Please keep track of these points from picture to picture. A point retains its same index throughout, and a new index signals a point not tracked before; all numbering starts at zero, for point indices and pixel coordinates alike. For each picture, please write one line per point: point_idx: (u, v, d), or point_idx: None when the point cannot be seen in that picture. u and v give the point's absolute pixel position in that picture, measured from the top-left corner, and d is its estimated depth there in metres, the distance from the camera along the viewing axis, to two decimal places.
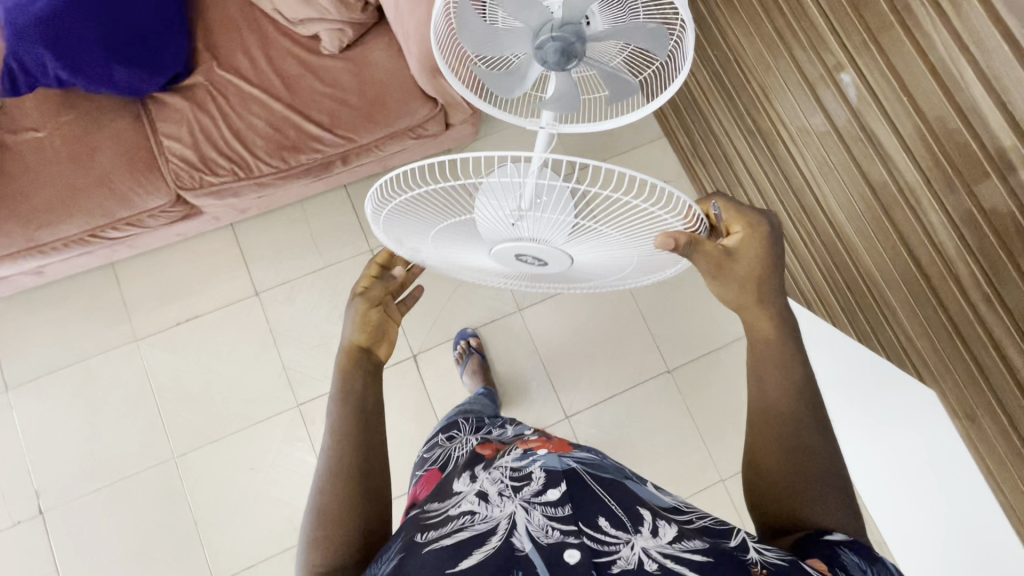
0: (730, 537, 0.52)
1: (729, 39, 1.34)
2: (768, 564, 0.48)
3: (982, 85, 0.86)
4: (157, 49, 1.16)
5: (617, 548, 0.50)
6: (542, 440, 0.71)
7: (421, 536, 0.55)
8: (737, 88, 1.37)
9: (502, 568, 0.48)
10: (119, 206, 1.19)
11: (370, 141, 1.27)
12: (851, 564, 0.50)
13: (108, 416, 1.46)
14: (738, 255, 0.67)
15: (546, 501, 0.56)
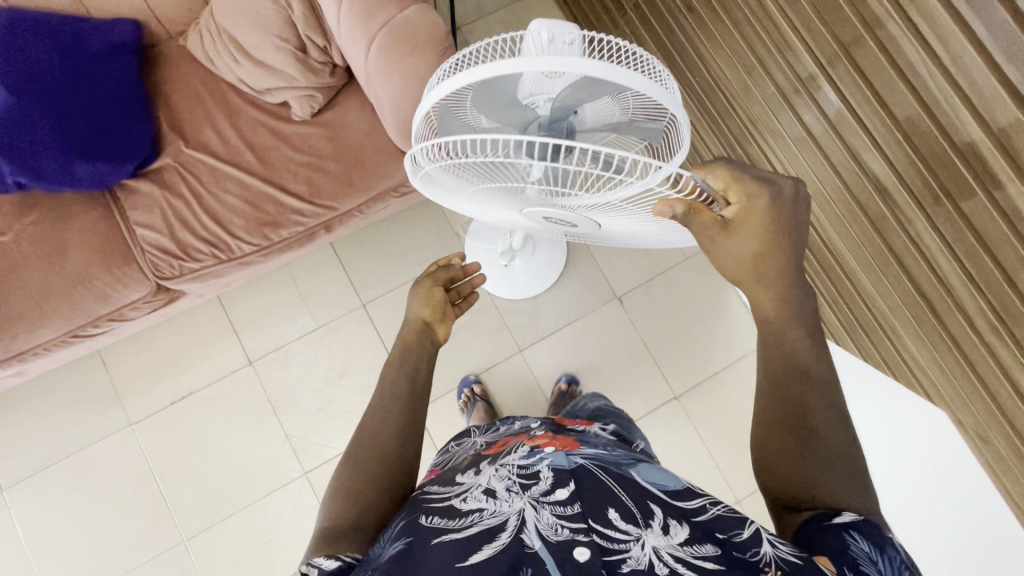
0: (743, 529, 0.49)
1: (707, 63, 1.29)
2: (785, 563, 0.45)
3: (974, 118, 0.82)
4: (119, 138, 1.10)
5: (627, 546, 0.48)
6: (551, 439, 0.68)
7: (429, 520, 0.54)
8: (721, 114, 1.33)
9: (512, 567, 0.46)
10: (97, 304, 1.14)
11: (352, 207, 1.22)
12: (862, 557, 0.46)
13: (112, 506, 1.42)
14: (735, 227, 0.60)
15: (555, 500, 0.54)
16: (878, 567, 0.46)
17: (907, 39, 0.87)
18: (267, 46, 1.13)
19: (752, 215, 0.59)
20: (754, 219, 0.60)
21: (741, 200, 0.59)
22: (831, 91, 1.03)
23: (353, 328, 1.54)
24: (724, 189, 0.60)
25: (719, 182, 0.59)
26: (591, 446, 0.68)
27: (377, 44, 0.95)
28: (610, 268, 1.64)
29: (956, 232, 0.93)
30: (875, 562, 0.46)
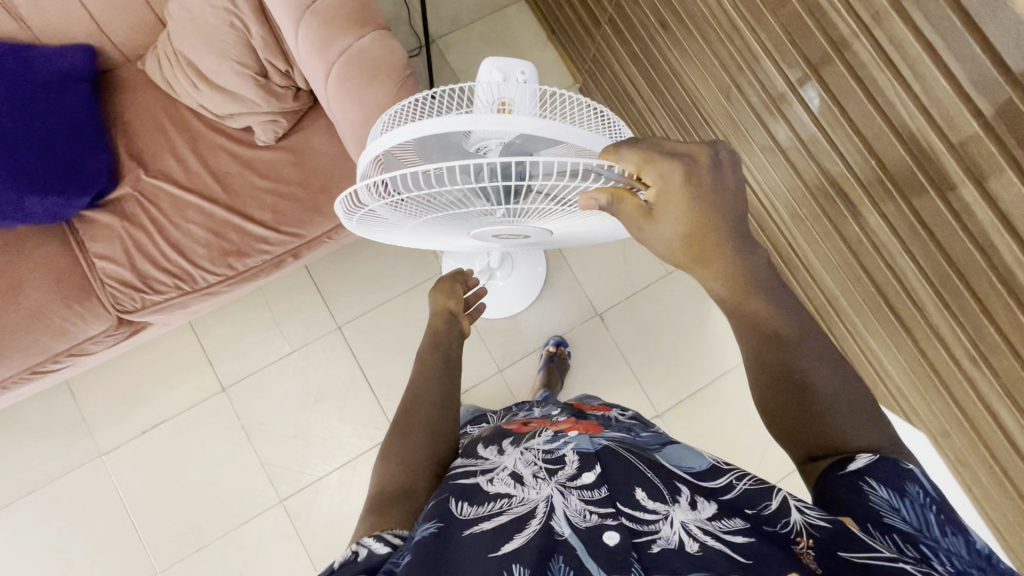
0: (771, 500, 0.50)
1: (680, 76, 1.26)
2: (815, 531, 0.46)
3: (947, 148, 0.80)
4: (73, 170, 1.08)
5: (656, 527, 0.49)
6: (574, 424, 0.74)
7: (461, 509, 0.56)
8: (695, 127, 1.30)
9: (543, 553, 0.48)
10: (56, 340, 1.11)
11: (320, 233, 1.18)
12: (883, 504, 0.50)
13: (82, 540, 1.39)
14: (658, 210, 0.58)
15: (582, 484, 0.57)
16: (901, 513, 0.49)
17: (877, 64, 0.84)
18: (226, 71, 1.09)
19: (672, 196, 0.57)
20: (674, 200, 0.57)
21: (657, 181, 0.56)
22: (806, 116, 1.00)
23: (329, 352, 1.51)
24: (637, 172, 0.56)
25: (630, 166, 0.56)
26: (613, 429, 0.73)
27: (335, 74, 0.93)
28: (590, 284, 1.62)
29: (931, 260, 0.91)
30: (898, 508, 0.49)
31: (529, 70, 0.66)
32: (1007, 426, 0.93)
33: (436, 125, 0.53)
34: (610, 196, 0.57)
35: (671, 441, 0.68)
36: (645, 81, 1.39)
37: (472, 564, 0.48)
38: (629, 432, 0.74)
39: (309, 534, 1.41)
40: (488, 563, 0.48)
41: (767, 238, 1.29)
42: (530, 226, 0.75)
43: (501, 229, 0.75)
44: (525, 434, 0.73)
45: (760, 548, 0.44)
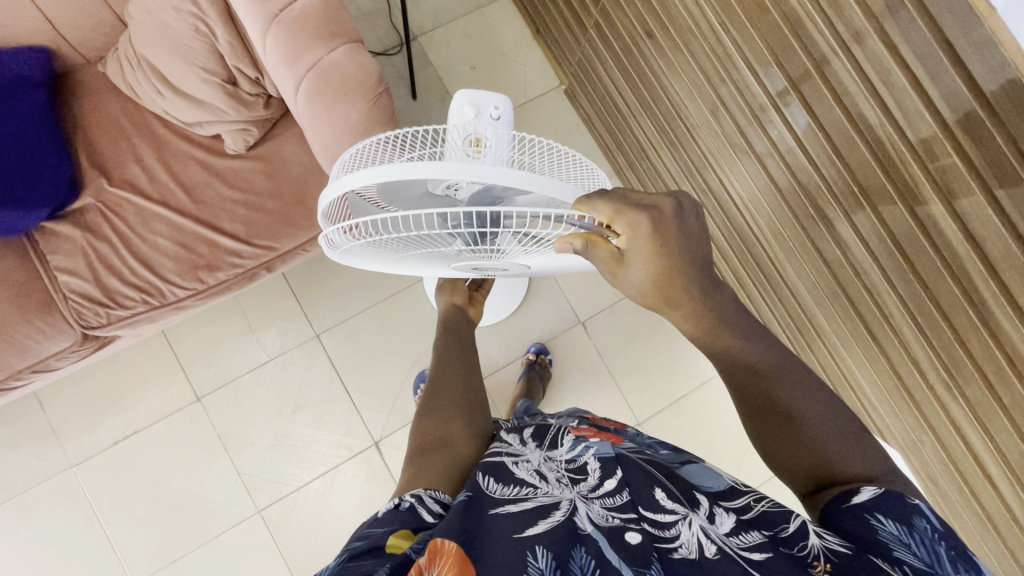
0: (788, 523, 0.49)
1: (660, 81, 1.24)
2: (832, 556, 0.45)
3: (923, 174, 0.79)
4: (31, 182, 1.05)
5: (676, 532, 0.50)
6: (595, 431, 0.70)
7: (490, 491, 0.55)
8: (674, 131, 1.27)
9: (566, 542, 0.47)
10: (17, 356, 1.07)
11: (293, 246, 1.14)
12: (891, 538, 0.47)
13: (53, 551, 1.37)
14: (630, 256, 0.56)
15: (604, 492, 0.55)
16: (912, 549, 0.46)
17: (859, 90, 0.83)
18: (191, 78, 1.04)
19: (642, 246, 0.55)
20: (645, 247, 0.55)
21: (627, 232, 0.54)
22: (784, 128, 0.99)
23: (307, 360, 1.48)
24: (609, 221, 0.55)
25: (602, 216, 0.54)
26: (637, 442, 0.70)
27: (305, 89, 0.89)
28: (573, 293, 1.60)
29: (908, 287, 0.90)
30: (908, 543, 0.47)
31: (503, 104, 0.67)
32: (979, 454, 0.93)
33: (406, 172, 0.52)
34: (585, 241, 0.56)
35: (689, 456, 0.67)
36: (629, 86, 1.36)
37: (499, 539, 0.47)
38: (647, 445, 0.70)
39: (287, 544, 1.40)
40: (513, 541, 0.47)
41: (750, 258, 1.26)
42: (508, 261, 0.72)
43: (480, 264, 0.73)
44: (547, 435, 0.70)
45: (778, 563, 0.45)
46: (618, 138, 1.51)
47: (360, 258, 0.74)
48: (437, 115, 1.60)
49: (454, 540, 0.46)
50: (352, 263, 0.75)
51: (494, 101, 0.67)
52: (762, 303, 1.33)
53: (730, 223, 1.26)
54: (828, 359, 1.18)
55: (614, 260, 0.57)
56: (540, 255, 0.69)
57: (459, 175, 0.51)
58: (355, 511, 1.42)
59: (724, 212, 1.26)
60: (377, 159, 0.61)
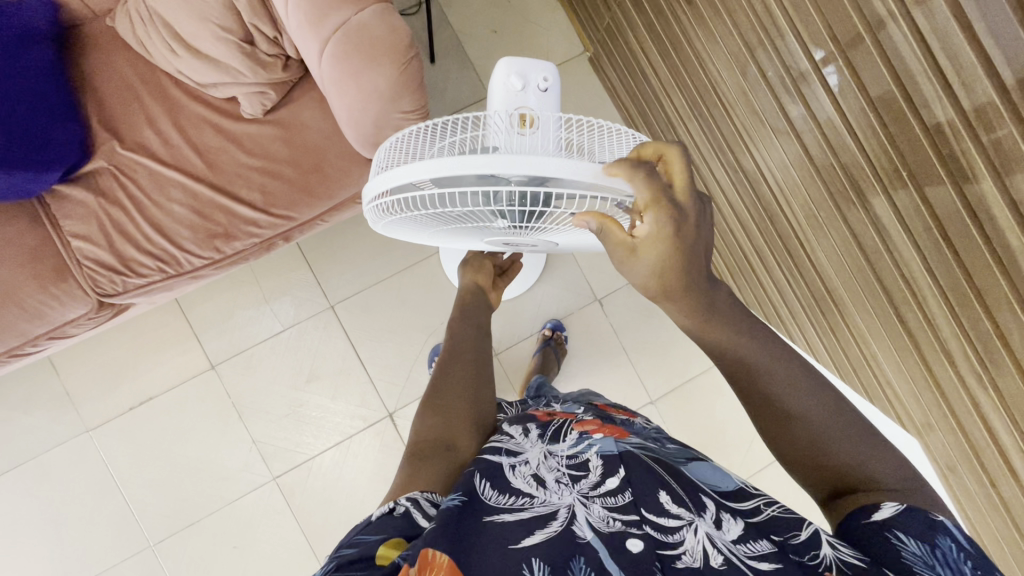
0: (800, 530, 0.47)
1: (693, 45, 1.17)
2: (845, 567, 0.43)
3: (978, 150, 0.72)
4: (41, 143, 1.02)
5: (681, 538, 0.46)
6: (599, 424, 0.66)
7: (485, 496, 0.52)
8: (703, 97, 1.20)
9: (562, 557, 0.44)
10: (31, 323, 1.05)
11: (312, 216, 1.10)
12: (917, 562, 0.43)
13: (73, 511, 1.39)
14: (643, 248, 0.52)
15: (605, 491, 0.52)
16: (937, 571, 0.43)
17: (918, 62, 0.75)
18: (207, 36, 1.00)
19: (659, 241, 0.51)
20: (663, 244, 0.51)
21: (654, 224, 0.51)
22: (825, 98, 0.91)
23: (322, 330, 1.47)
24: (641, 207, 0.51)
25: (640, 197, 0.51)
26: (641, 436, 0.66)
27: (332, 48, 0.85)
28: (591, 270, 1.57)
29: (949, 277, 0.83)
30: (933, 565, 0.43)
31: (551, 73, 0.64)
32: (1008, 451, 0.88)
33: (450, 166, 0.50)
34: (601, 221, 0.51)
35: (695, 453, 0.63)
36: (659, 53, 1.29)
37: (493, 550, 0.45)
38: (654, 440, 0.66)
39: (302, 511, 1.42)
40: (507, 554, 0.45)
41: (777, 240, 1.19)
42: (540, 237, 0.69)
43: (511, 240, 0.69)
44: (550, 426, 0.66)
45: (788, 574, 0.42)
46: (641, 106, 1.44)
47: (402, 233, 0.73)
48: (457, 81, 1.53)
49: (445, 553, 0.44)
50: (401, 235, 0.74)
51: (541, 70, 0.63)
52: (784, 288, 1.26)
53: (759, 202, 1.18)
54: (852, 348, 1.13)
55: (626, 247, 0.52)
56: (573, 233, 0.66)
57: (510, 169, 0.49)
58: (369, 481, 1.44)
59: (751, 188, 1.18)
60: (420, 145, 0.59)
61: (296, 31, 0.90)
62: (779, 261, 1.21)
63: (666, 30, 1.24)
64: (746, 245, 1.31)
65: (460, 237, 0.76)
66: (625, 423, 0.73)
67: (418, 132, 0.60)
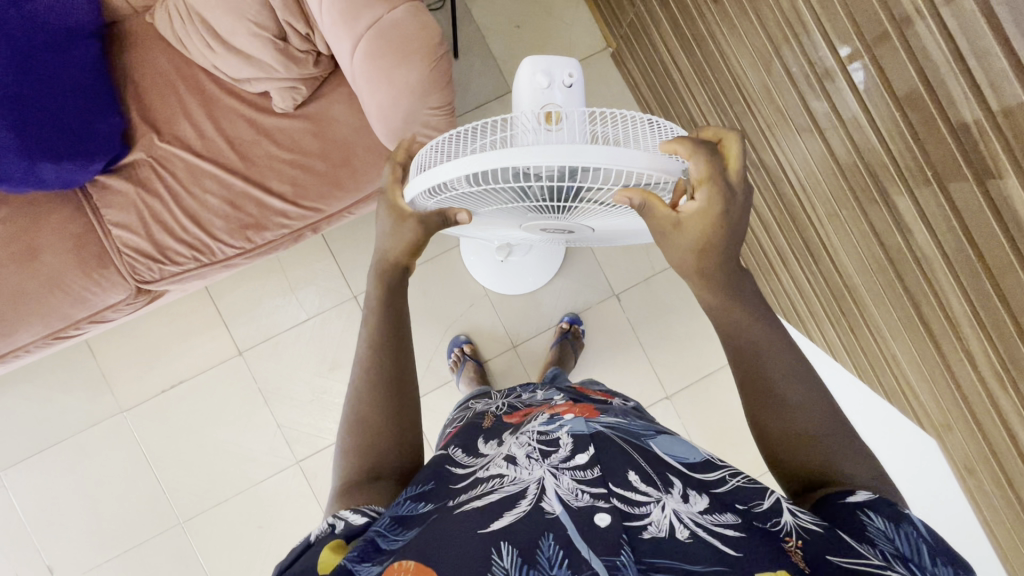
0: (763, 499, 0.49)
1: (717, 41, 1.17)
2: (805, 534, 0.45)
3: (1002, 148, 0.72)
4: (85, 135, 1.06)
5: (648, 511, 0.47)
6: (571, 406, 0.69)
7: (452, 500, 0.53)
8: (726, 93, 1.20)
9: (533, 537, 0.45)
10: (74, 307, 1.11)
11: (339, 209, 1.13)
12: (877, 534, 0.46)
13: (108, 489, 1.46)
14: (689, 222, 0.57)
15: (574, 465, 0.52)
16: (895, 543, 0.45)
17: (944, 61, 0.75)
18: (242, 32, 1.03)
19: (699, 219, 0.57)
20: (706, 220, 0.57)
21: (704, 199, 0.56)
22: (850, 95, 0.91)
23: (344, 320, 1.51)
24: (696, 184, 0.55)
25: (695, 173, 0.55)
26: (613, 414, 0.68)
27: (363, 48, 0.89)
28: (609, 266, 1.58)
29: (972, 279, 0.83)
30: (892, 539, 0.45)
31: (575, 71, 0.66)
32: None
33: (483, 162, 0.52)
34: (645, 198, 0.55)
35: (661, 427, 0.65)
36: (683, 49, 1.29)
37: (458, 538, 0.46)
38: (625, 416, 0.68)
39: (324, 494, 1.47)
40: (477, 538, 0.46)
41: (797, 238, 1.19)
42: (575, 221, 0.70)
43: (547, 224, 0.70)
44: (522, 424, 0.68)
45: (751, 544, 0.43)
46: (663, 102, 1.45)
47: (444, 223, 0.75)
48: (481, 75, 1.55)
49: (412, 557, 0.45)
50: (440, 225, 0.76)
51: (566, 67, 0.66)
52: (803, 285, 1.26)
53: (780, 200, 1.19)
54: (871, 347, 1.13)
55: (670, 223, 0.57)
56: (610, 215, 0.66)
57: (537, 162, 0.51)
58: None
59: (773, 186, 1.18)
60: (457, 145, 0.60)
61: (328, 26, 0.93)
62: (799, 260, 1.22)
63: (690, 26, 1.24)
64: (766, 243, 1.31)
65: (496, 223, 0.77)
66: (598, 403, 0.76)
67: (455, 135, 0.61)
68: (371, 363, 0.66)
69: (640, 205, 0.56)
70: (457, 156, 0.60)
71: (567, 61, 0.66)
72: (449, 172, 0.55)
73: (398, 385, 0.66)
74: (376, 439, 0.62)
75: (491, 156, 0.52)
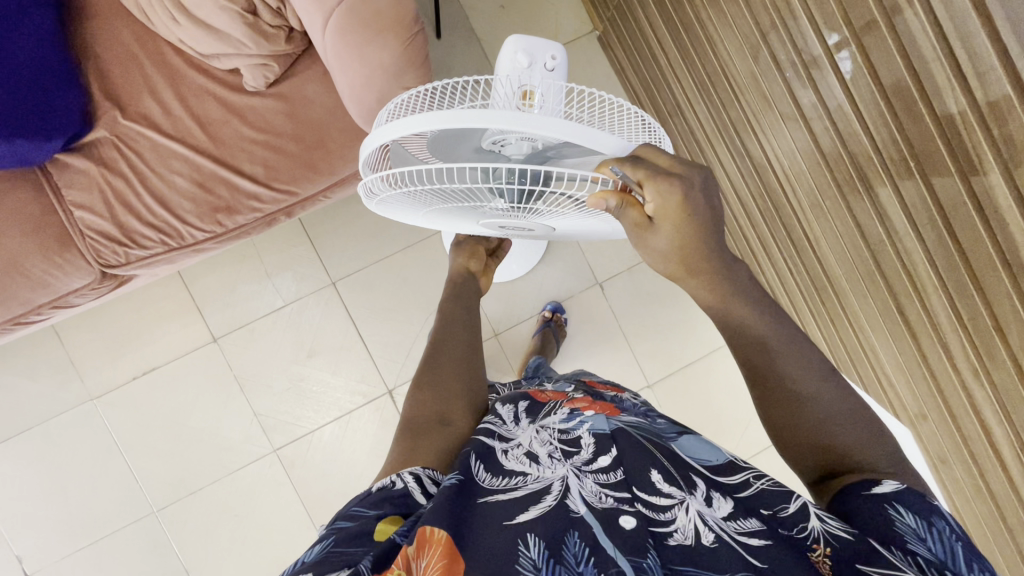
0: (789, 503, 0.47)
1: (702, 24, 1.15)
2: (833, 540, 0.44)
3: (987, 141, 0.70)
4: (42, 111, 1.01)
5: (673, 516, 0.47)
6: (590, 402, 0.66)
7: (481, 478, 0.52)
8: (711, 80, 1.18)
9: (559, 530, 0.45)
10: (36, 291, 1.06)
11: (314, 192, 1.09)
12: (908, 533, 0.44)
13: (78, 477, 1.42)
14: (660, 223, 0.55)
15: (597, 467, 0.53)
16: (927, 544, 0.43)
17: (932, 50, 0.73)
18: (210, 6, 0.99)
19: (671, 214, 0.54)
20: (678, 214, 0.54)
21: (656, 199, 0.52)
22: (835, 83, 0.89)
23: (323, 306, 1.48)
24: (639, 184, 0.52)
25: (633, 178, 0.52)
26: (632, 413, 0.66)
27: (334, 23, 0.86)
28: (593, 253, 1.56)
29: (952, 272, 0.83)
30: (923, 538, 0.44)
31: (559, 53, 0.62)
32: (999, 442, 0.88)
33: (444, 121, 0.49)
34: (620, 199, 0.54)
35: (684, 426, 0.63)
36: (669, 31, 1.26)
37: (488, 530, 0.45)
38: (645, 416, 0.66)
39: (301, 482, 1.45)
40: (503, 530, 0.45)
41: (781, 229, 1.18)
42: (537, 222, 0.68)
43: (509, 222, 0.68)
44: (539, 406, 0.67)
45: (778, 552, 0.43)
46: (650, 87, 1.42)
47: (396, 209, 0.71)
48: (463, 57, 1.51)
49: (444, 529, 0.45)
50: (397, 211, 0.72)
51: (548, 50, 0.62)
52: (785, 277, 1.26)
53: (764, 190, 1.17)
54: (851, 339, 1.13)
55: (643, 225, 0.56)
56: (571, 217, 0.65)
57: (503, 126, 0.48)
58: (368, 455, 1.46)
59: (757, 175, 1.17)
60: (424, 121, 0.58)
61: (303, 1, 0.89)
62: (782, 251, 1.21)
63: (677, 7, 1.21)
64: (750, 233, 1.30)
65: (461, 217, 0.74)
66: (613, 399, 0.73)
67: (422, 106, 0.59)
68: None
69: (617, 208, 0.55)
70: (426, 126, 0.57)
71: (550, 44, 0.62)
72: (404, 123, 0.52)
73: None
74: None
75: (448, 115, 0.49)
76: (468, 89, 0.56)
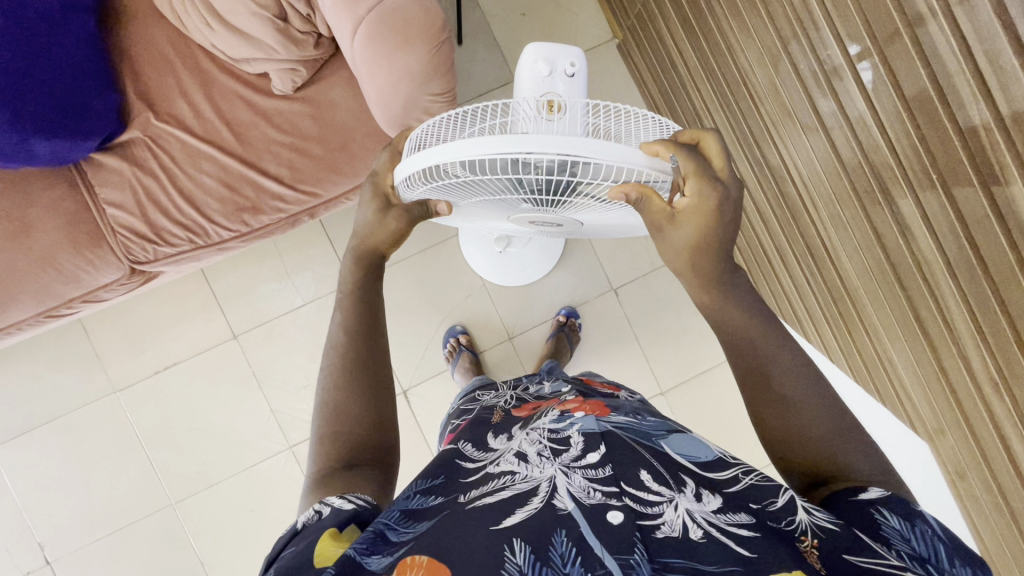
0: (777, 497, 0.48)
1: (724, 34, 1.15)
2: (820, 532, 0.45)
3: (1011, 155, 0.70)
4: (79, 111, 1.04)
5: (661, 510, 0.46)
6: (581, 403, 0.68)
7: (463, 496, 0.52)
8: (731, 88, 1.19)
9: (547, 530, 0.45)
10: (67, 286, 1.10)
11: (337, 194, 1.12)
12: (893, 534, 0.45)
13: (99, 468, 1.46)
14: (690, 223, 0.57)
15: (586, 464, 0.52)
16: (912, 543, 0.45)
17: (956, 63, 0.73)
18: (242, 12, 1.02)
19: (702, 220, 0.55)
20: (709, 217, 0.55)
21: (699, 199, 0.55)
22: (857, 95, 0.89)
23: None
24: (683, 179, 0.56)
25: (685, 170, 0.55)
26: (624, 411, 0.66)
27: (363, 31, 0.88)
28: (608, 260, 1.57)
29: (972, 284, 0.82)
30: (909, 539, 0.45)
31: (578, 60, 0.65)
32: (1019, 459, 0.87)
33: (477, 147, 0.51)
34: (642, 190, 0.54)
35: (674, 425, 0.63)
36: (691, 39, 1.27)
37: (474, 534, 0.45)
38: (635, 414, 0.65)
39: None
40: (490, 534, 0.45)
41: (798, 238, 1.18)
42: (565, 215, 0.69)
43: (537, 217, 0.69)
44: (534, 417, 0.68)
45: (766, 544, 0.43)
46: (668, 94, 1.43)
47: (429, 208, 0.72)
48: (485, 63, 1.53)
49: (425, 552, 0.44)
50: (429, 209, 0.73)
51: (568, 56, 0.65)
52: (803, 288, 1.25)
53: (783, 200, 1.17)
54: (868, 350, 1.12)
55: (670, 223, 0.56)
56: (600, 211, 0.65)
57: (530, 149, 0.50)
58: None
59: (776, 185, 1.17)
60: (453, 131, 0.58)
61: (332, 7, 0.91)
62: (799, 261, 1.21)
63: (698, 16, 1.21)
64: (766, 241, 1.31)
65: (489, 213, 0.75)
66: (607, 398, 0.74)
67: (451, 118, 0.60)
68: (360, 348, 0.65)
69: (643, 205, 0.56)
70: (456, 137, 0.58)
71: (571, 50, 0.65)
72: (444, 154, 0.53)
73: (385, 375, 0.66)
74: (361, 426, 0.62)
75: (490, 142, 0.51)
76: (497, 100, 0.57)
